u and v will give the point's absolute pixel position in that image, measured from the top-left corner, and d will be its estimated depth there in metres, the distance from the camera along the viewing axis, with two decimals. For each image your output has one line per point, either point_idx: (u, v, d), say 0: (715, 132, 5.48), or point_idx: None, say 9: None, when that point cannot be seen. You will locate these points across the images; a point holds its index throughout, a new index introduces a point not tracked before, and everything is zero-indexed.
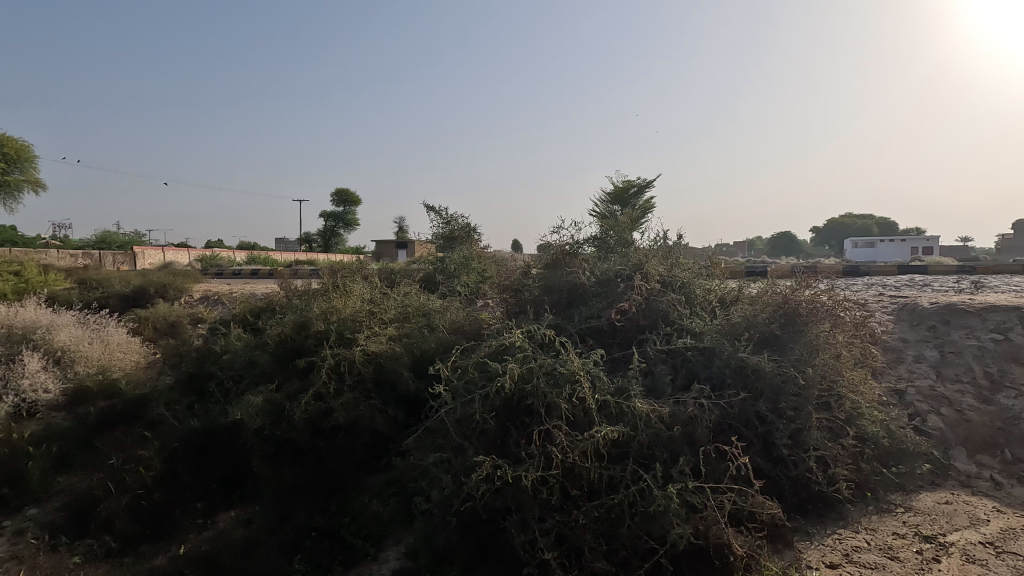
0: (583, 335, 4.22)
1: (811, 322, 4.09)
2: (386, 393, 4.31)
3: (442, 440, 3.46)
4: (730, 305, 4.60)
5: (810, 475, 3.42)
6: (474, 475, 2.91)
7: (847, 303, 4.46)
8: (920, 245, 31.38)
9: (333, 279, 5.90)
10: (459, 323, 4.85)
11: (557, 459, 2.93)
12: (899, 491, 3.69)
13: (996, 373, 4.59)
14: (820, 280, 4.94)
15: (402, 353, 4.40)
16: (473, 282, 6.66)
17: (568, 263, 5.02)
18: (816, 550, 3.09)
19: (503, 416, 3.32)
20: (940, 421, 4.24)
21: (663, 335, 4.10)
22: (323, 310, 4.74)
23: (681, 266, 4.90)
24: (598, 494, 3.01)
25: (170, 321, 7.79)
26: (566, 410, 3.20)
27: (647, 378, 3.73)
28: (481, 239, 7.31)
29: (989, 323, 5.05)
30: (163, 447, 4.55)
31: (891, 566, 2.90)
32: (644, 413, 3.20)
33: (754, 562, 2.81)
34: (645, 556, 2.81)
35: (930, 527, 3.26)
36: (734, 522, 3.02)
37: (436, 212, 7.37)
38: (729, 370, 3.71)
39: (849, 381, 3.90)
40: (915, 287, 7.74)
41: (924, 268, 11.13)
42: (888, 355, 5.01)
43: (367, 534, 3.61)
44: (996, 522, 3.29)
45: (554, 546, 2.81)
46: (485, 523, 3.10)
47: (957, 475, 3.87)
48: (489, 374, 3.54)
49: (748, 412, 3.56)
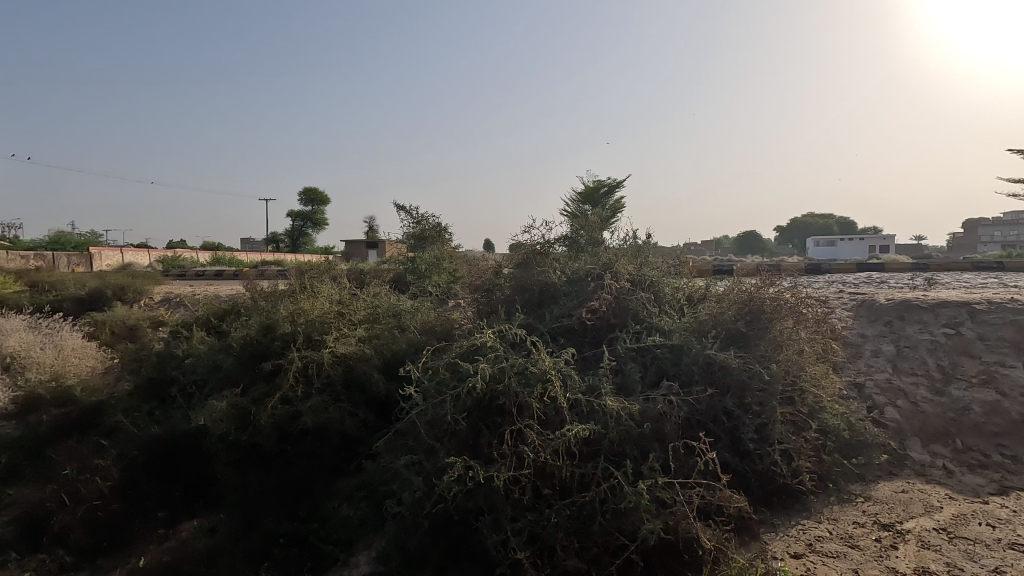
0: (554, 334, 4.25)
1: (775, 319, 4.20)
2: (356, 396, 4.23)
3: (413, 442, 3.42)
4: (697, 303, 4.69)
5: (775, 467, 3.51)
6: (446, 476, 2.90)
7: (809, 300, 4.57)
8: (873, 241, 32.67)
9: (300, 280, 5.79)
10: (430, 323, 4.80)
11: (529, 459, 2.93)
12: (859, 481, 3.82)
13: (948, 366, 4.79)
14: (784, 276, 5.04)
15: (372, 355, 4.34)
16: (444, 282, 6.60)
17: (538, 262, 5.02)
18: (780, 541, 3.17)
19: (474, 417, 3.31)
20: (896, 413, 4.41)
21: (633, 334, 4.16)
22: (290, 312, 4.61)
23: (649, 265, 4.96)
24: (570, 492, 3.03)
25: (128, 325, 7.51)
26: (538, 410, 3.21)
27: (618, 376, 3.79)
28: (452, 238, 7.26)
29: (941, 318, 5.26)
30: (121, 456, 4.39)
31: (851, 554, 3.00)
32: (614, 411, 3.24)
33: (722, 555, 2.83)
34: (617, 552, 2.84)
35: (888, 515, 3.38)
36: (703, 516, 3.09)
37: (406, 211, 7.31)
38: (698, 366, 3.78)
39: (811, 375, 4.02)
40: (874, 284, 8.03)
41: (881, 265, 11.46)
42: (848, 350, 5.18)
43: (338, 539, 3.55)
44: (949, 509, 3.44)
45: (526, 545, 2.81)
46: (457, 524, 3.09)
47: (912, 464, 4.03)
48: (460, 375, 3.52)
49: (716, 408, 3.64)
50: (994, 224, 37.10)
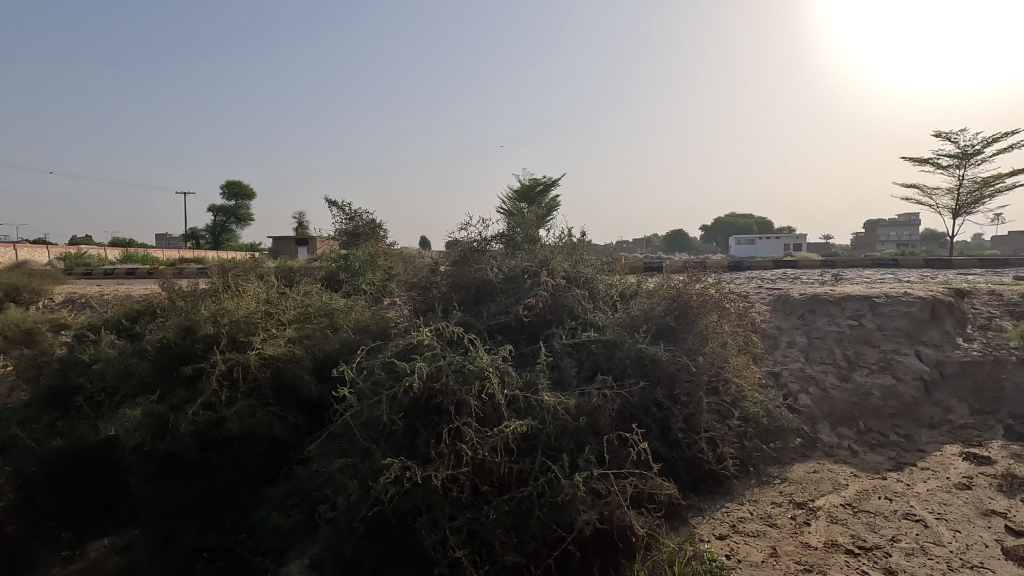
0: (491, 331, 4.26)
1: (702, 313, 4.41)
2: (286, 399, 4.05)
3: (348, 445, 3.33)
4: (629, 299, 4.85)
5: (702, 454, 3.69)
6: (382, 478, 2.84)
7: (732, 295, 4.83)
8: (788, 240, 35.01)
9: (223, 278, 5.48)
10: (364, 322, 4.67)
11: (467, 456, 2.93)
12: (776, 464, 4.10)
13: (852, 355, 5.22)
14: (709, 273, 5.30)
15: (303, 356, 4.17)
16: (379, 280, 6.45)
17: (476, 260, 5.00)
18: (706, 524, 3.34)
19: (411, 417, 3.26)
20: (809, 399, 4.75)
21: (569, 329, 4.24)
22: (212, 312, 4.34)
23: (584, 262, 5.07)
24: (508, 488, 3.04)
25: (24, 329, 6.80)
26: (475, 407, 3.20)
27: (554, 371, 3.85)
28: (387, 235, 7.10)
29: (847, 311, 5.71)
30: (17, 473, 4.00)
31: (769, 532, 3.21)
32: (551, 406, 3.29)
33: (654, 541, 2.95)
34: (554, 544, 2.89)
35: (802, 494, 3.65)
36: (636, 504, 3.20)
37: (339, 206, 7.07)
38: (630, 360, 3.92)
39: (734, 366, 4.25)
40: (789, 280, 8.61)
41: (795, 262, 12.30)
42: (766, 342, 5.53)
43: (267, 549, 3.40)
44: (853, 485, 3.75)
45: (465, 543, 2.80)
46: (394, 526, 3.02)
47: (822, 446, 4.36)
48: (396, 374, 3.45)
49: (647, 399, 3.79)
50: (890, 225, 40.75)
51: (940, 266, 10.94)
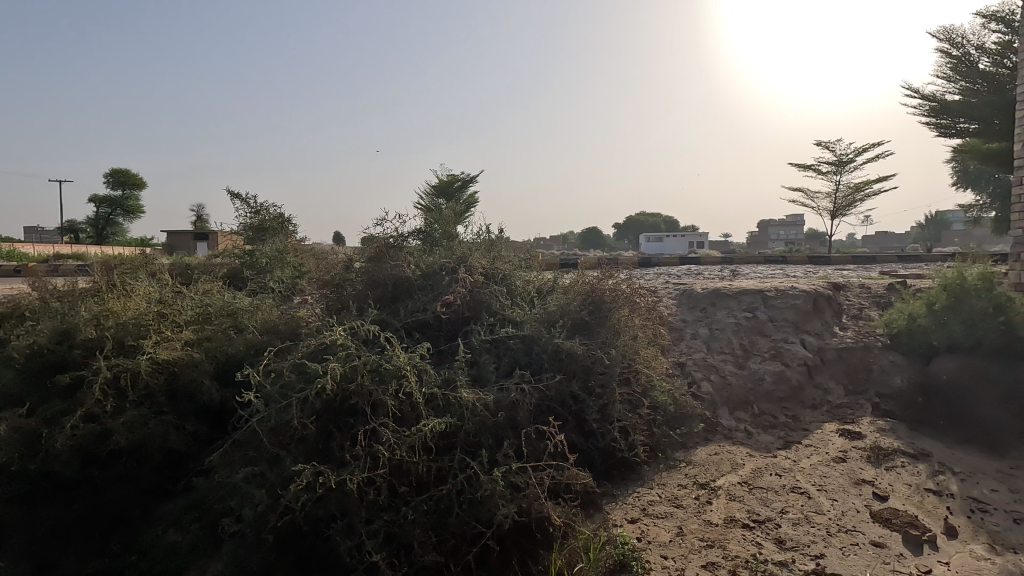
0: (408, 328, 4.18)
1: (614, 307, 4.59)
2: (183, 406, 3.75)
3: (254, 452, 3.14)
4: (546, 295, 4.95)
5: (615, 443, 3.84)
6: (293, 486, 2.71)
7: (641, 290, 5.06)
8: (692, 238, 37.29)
9: (108, 276, 4.97)
10: (272, 322, 4.42)
11: (384, 458, 2.86)
12: (682, 448, 4.36)
13: (748, 344, 5.66)
14: (621, 269, 5.52)
15: (203, 359, 3.86)
16: (288, 277, 6.13)
17: (392, 256, 4.89)
18: (619, 509, 3.49)
19: (324, 420, 3.14)
20: (710, 386, 5.10)
21: (487, 326, 4.25)
22: (94, 314, 3.92)
23: (502, 258, 5.10)
24: (426, 487, 3.01)
25: None
26: (392, 407, 3.13)
27: (473, 368, 3.84)
28: (297, 230, 6.76)
29: (743, 304, 6.18)
30: None
31: (676, 513, 3.42)
32: (469, 402, 3.29)
33: (570, 529, 3.03)
34: (473, 540, 2.90)
35: (704, 476, 3.91)
36: (553, 495, 3.27)
37: (242, 198, 6.64)
38: (547, 354, 4.01)
39: (644, 358, 4.47)
40: (692, 276, 9.18)
41: (698, 259, 13.14)
42: (673, 334, 5.86)
43: (162, 570, 3.14)
44: (749, 464, 4.08)
45: (382, 547, 2.74)
46: (307, 535, 2.90)
47: (722, 429, 4.70)
48: (307, 376, 3.30)
49: (564, 392, 3.89)
50: (779, 225, 44.52)
51: (821, 262, 12.13)
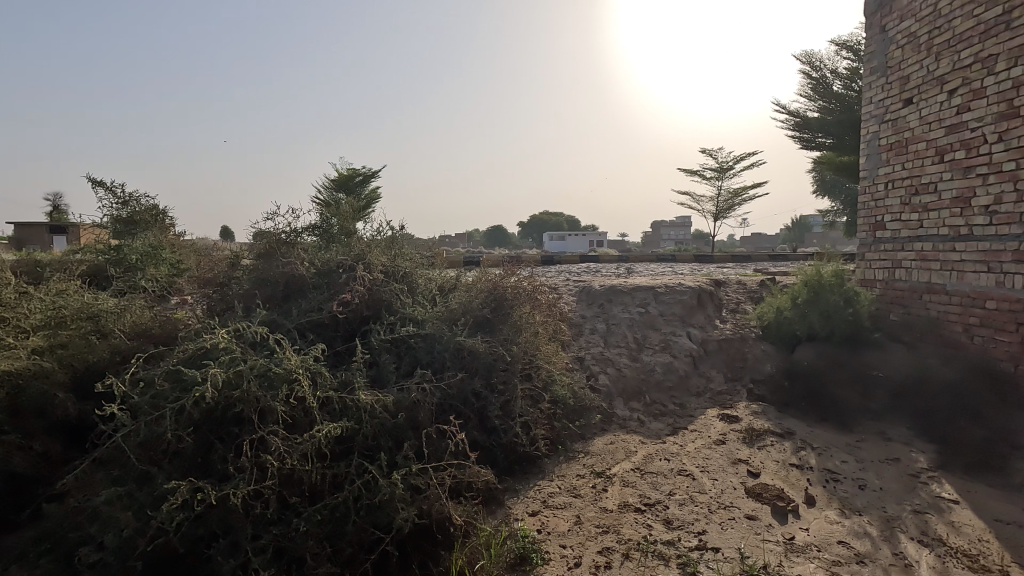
0: (302, 329, 3.95)
1: (515, 305, 4.65)
2: (30, 424, 3.28)
3: (120, 471, 2.81)
4: (448, 293, 4.91)
5: (517, 439, 3.90)
6: (166, 506, 2.46)
7: (542, 287, 5.18)
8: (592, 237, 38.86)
9: None
10: (143, 325, 3.99)
11: (273, 468, 2.68)
12: (580, 439, 4.52)
13: (641, 338, 5.99)
14: (523, 266, 5.61)
15: (55, 369, 3.38)
16: (164, 276, 5.57)
17: (284, 253, 4.60)
18: (521, 503, 3.54)
19: (204, 432, 2.88)
20: (607, 378, 5.33)
21: (387, 325, 4.13)
22: None
23: (403, 255, 4.98)
24: (320, 496, 2.86)
25: None
26: (283, 413, 2.95)
27: (372, 369, 3.71)
28: (174, 224, 6.16)
29: (637, 300, 6.54)
30: None
31: (575, 502, 3.54)
32: (368, 405, 3.18)
33: (471, 527, 3.03)
34: (371, 547, 2.80)
35: (601, 464, 4.08)
36: (455, 494, 3.25)
37: (107, 187, 5.92)
38: (449, 353, 3.99)
39: (544, 354, 4.58)
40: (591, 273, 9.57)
41: (597, 257, 13.71)
42: (573, 329, 6.06)
43: None
44: (641, 451, 4.32)
45: (271, 563, 2.56)
46: (183, 558, 2.66)
47: (618, 419, 4.94)
48: (184, 384, 3.02)
49: (466, 390, 3.88)
50: (670, 226, 47.70)
51: (705, 261, 13.14)
